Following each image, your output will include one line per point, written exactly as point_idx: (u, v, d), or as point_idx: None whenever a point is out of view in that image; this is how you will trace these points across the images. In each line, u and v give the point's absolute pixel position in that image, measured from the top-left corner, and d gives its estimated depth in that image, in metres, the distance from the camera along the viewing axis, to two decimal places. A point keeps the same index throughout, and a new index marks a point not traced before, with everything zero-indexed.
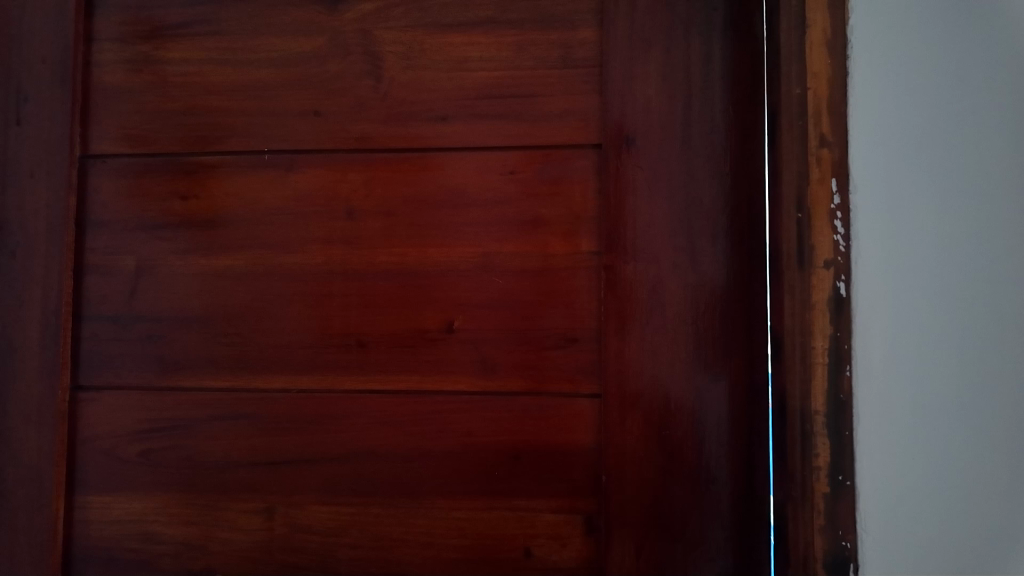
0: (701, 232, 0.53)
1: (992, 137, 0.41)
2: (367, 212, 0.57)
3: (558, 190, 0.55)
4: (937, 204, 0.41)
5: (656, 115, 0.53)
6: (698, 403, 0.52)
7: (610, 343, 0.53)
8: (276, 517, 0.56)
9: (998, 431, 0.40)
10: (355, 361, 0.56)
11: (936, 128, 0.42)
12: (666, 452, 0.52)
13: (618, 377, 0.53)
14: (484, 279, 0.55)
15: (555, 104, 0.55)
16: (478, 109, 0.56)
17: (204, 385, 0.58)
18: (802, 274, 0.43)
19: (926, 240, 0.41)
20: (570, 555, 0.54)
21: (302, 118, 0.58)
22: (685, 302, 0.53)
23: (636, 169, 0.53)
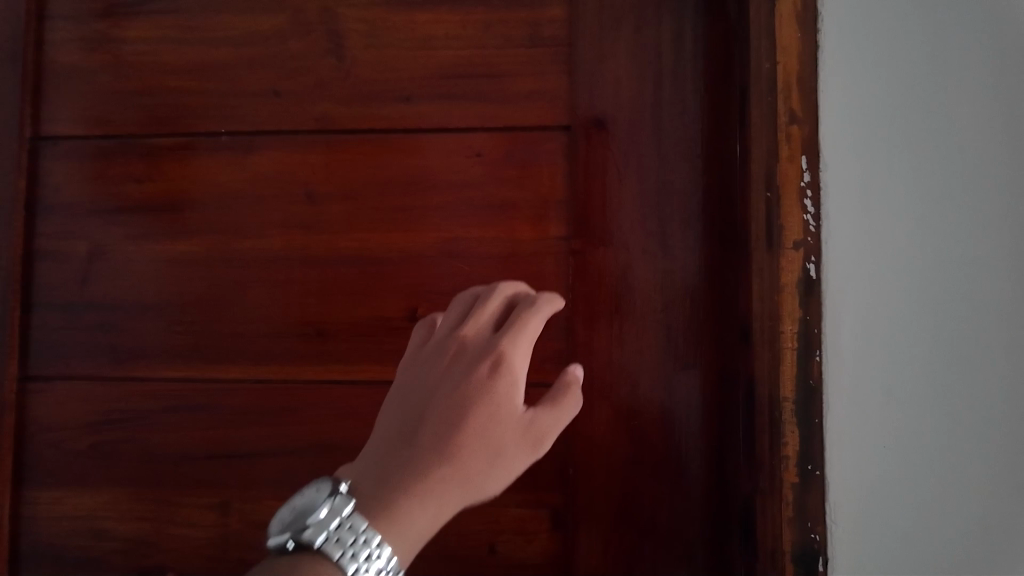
0: (672, 216, 0.51)
1: (975, 114, 0.39)
2: (328, 195, 0.55)
3: (526, 173, 0.53)
4: (913, 182, 0.40)
5: (626, 96, 0.52)
6: (668, 393, 0.51)
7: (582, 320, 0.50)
8: (232, 513, 0.54)
9: (979, 422, 0.38)
10: (316, 350, 0.54)
11: (914, 103, 0.40)
12: (635, 443, 0.51)
13: (587, 366, 0.51)
14: (449, 266, 0.53)
15: (522, 85, 0.53)
16: (444, 90, 0.54)
17: (159, 375, 0.56)
18: (771, 256, 0.41)
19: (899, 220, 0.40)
20: (536, 552, 0.51)
21: (262, 98, 0.56)
22: (655, 289, 0.51)
23: (605, 151, 0.52)
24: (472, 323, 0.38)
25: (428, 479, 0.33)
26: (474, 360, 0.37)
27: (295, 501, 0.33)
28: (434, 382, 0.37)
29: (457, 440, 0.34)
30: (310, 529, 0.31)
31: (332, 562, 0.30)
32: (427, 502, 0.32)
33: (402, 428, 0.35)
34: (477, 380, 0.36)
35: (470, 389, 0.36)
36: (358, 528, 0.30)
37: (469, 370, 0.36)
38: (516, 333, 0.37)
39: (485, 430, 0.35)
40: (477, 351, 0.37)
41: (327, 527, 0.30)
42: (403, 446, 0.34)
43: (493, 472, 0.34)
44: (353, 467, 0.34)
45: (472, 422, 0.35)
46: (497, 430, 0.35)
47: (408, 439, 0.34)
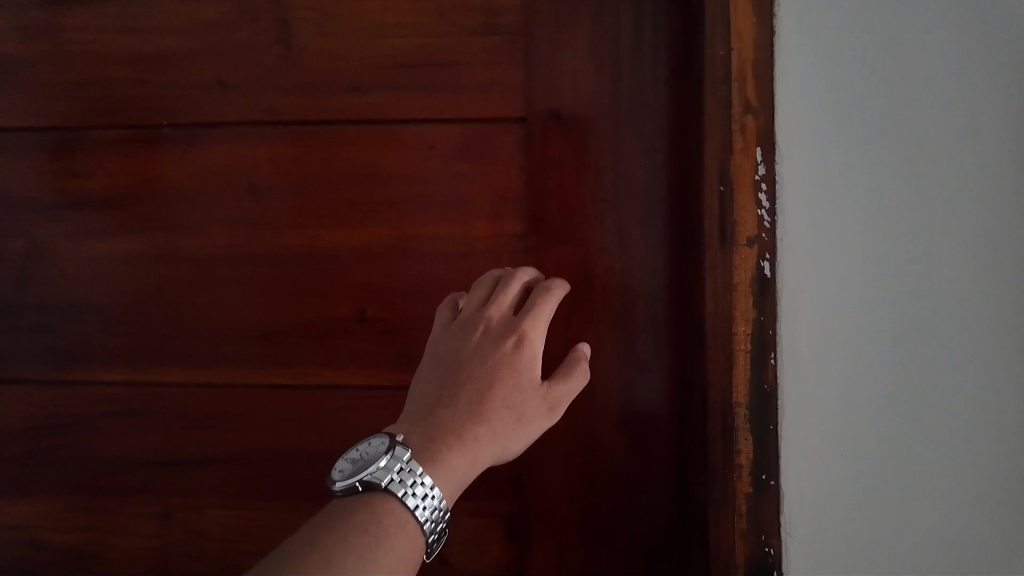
0: (632, 212, 0.49)
1: (958, 104, 0.36)
2: (274, 191, 0.52)
3: (481, 167, 0.51)
4: (885, 177, 0.37)
5: (584, 86, 0.49)
6: (627, 397, 0.48)
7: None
8: (174, 523, 0.52)
9: (950, 442, 0.36)
10: (262, 352, 0.52)
11: (889, 92, 0.37)
12: (592, 450, 0.49)
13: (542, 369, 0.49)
14: (402, 264, 0.51)
15: (477, 75, 0.51)
16: (396, 81, 0.52)
17: (97, 379, 0.53)
18: (724, 253, 0.39)
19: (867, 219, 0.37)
20: (489, 563, 0.49)
21: (207, 89, 0.53)
22: (614, 289, 0.49)
23: (563, 144, 0.50)
24: (495, 303, 0.40)
25: (467, 437, 0.35)
26: (497, 337, 0.39)
27: (347, 453, 0.35)
28: (463, 356, 0.39)
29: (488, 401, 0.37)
30: (374, 471, 0.33)
31: (396, 499, 0.32)
32: (463, 451, 0.35)
33: (438, 395, 0.38)
34: (505, 354, 0.38)
35: (498, 361, 0.38)
36: (420, 472, 0.33)
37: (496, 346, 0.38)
38: (537, 315, 0.39)
39: (508, 397, 0.37)
40: (501, 328, 0.39)
41: (392, 470, 0.33)
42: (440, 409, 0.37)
43: (519, 432, 0.37)
44: (398, 424, 0.37)
45: (499, 389, 0.37)
46: (519, 395, 0.37)
47: (442, 402, 0.37)
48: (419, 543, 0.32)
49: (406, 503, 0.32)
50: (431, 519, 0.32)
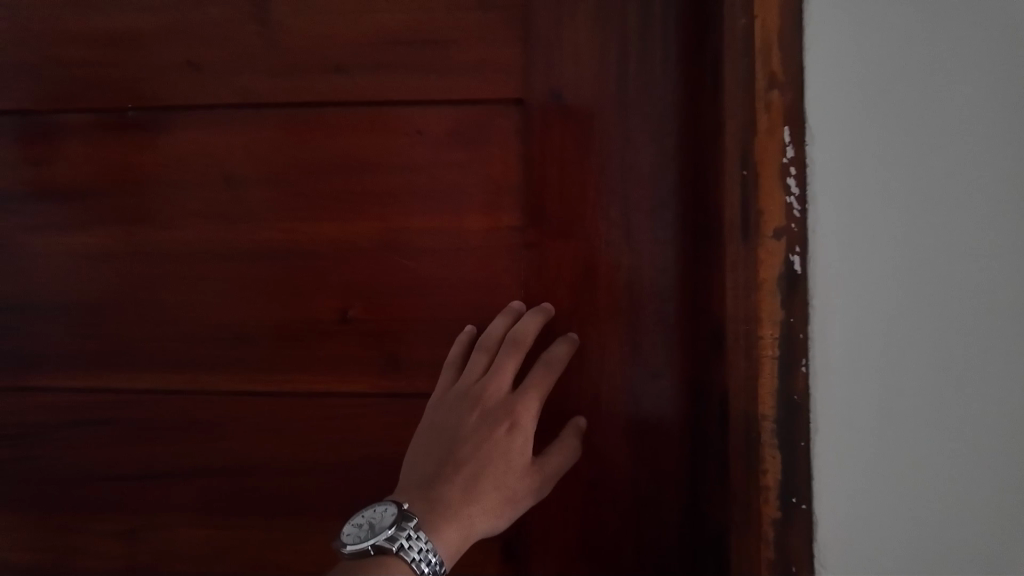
0: (640, 203, 0.44)
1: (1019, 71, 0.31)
2: (250, 180, 0.48)
3: (475, 155, 0.47)
4: (934, 154, 0.32)
5: (588, 65, 0.45)
6: (635, 406, 0.44)
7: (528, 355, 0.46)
8: (141, 541, 0.48)
9: (1005, 459, 0.31)
10: (235, 357, 0.48)
11: (942, 54, 0.32)
12: (596, 464, 0.44)
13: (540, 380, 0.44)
14: (388, 260, 0.47)
15: (471, 54, 0.47)
16: (382, 60, 0.48)
17: (59, 384, 0.49)
18: (746, 247, 0.35)
19: (914, 201, 0.32)
20: None
21: (176, 70, 0.49)
22: (620, 288, 0.44)
23: (565, 129, 0.45)
24: (493, 382, 0.42)
25: (460, 512, 0.39)
26: (494, 422, 0.41)
27: (355, 517, 0.38)
28: (463, 431, 0.41)
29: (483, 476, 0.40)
30: (385, 537, 0.36)
31: (404, 561, 0.36)
32: (458, 530, 0.38)
33: (437, 467, 0.40)
34: (502, 433, 0.41)
35: (495, 439, 0.41)
36: (424, 539, 0.37)
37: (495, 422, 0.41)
38: (533, 397, 0.41)
39: (499, 471, 0.40)
40: (500, 405, 0.42)
41: (401, 533, 0.37)
42: (438, 483, 0.40)
43: (507, 507, 0.40)
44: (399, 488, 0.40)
45: (494, 468, 0.40)
46: (511, 476, 0.40)
47: (441, 476, 0.40)
48: None
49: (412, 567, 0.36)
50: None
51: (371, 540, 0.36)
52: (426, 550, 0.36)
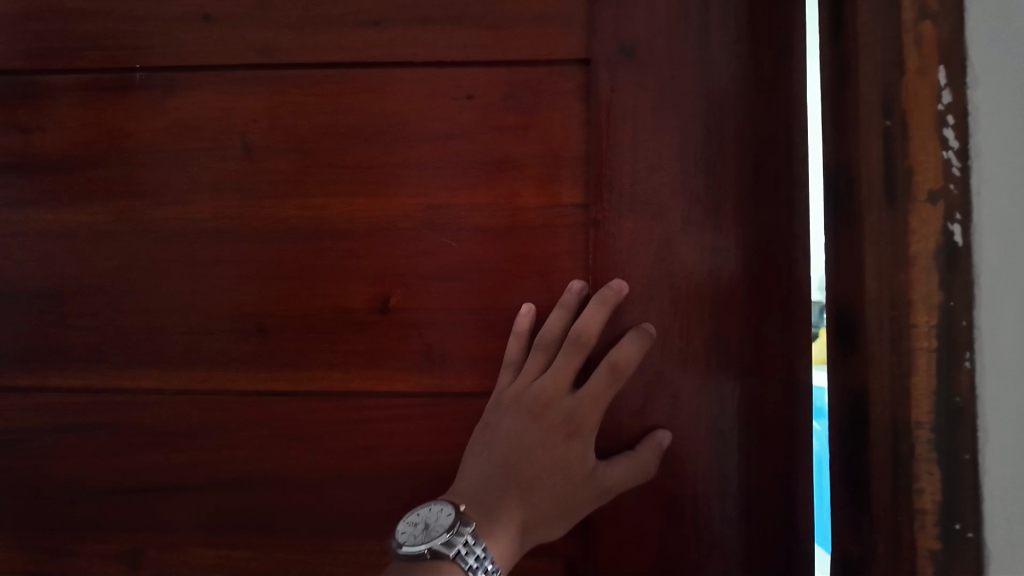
0: (724, 176, 0.39)
1: None
2: (270, 149, 0.42)
3: (530, 121, 0.41)
4: None
5: (663, 17, 0.39)
6: (720, 410, 0.39)
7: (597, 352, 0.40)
8: (146, 565, 0.42)
9: None
10: (254, 353, 0.41)
11: None
12: (672, 475, 0.39)
13: (605, 374, 0.38)
14: (433, 241, 0.41)
15: (527, 6, 0.41)
16: (423, 11, 0.41)
17: (47, 385, 0.42)
18: (888, 217, 0.28)
19: None
20: None
21: (188, 24, 0.43)
22: (701, 274, 0.39)
23: (637, 91, 0.39)
24: (554, 387, 0.38)
25: (518, 517, 0.37)
26: (552, 428, 0.38)
27: (409, 517, 0.37)
28: (525, 436, 0.38)
29: (542, 486, 0.38)
30: (442, 541, 0.35)
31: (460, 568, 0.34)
32: (508, 537, 0.37)
33: (496, 471, 0.38)
34: (564, 443, 0.38)
35: (555, 449, 0.38)
36: (482, 547, 0.35)
37: (556, 430, 0.38)
38: (597, 408, 0.38)
39: (559, 484, 0.38)
40: (562, 412, 0.38)
41: (459, 540, 0.35)
42: (497, 486, 0.38)
43: (564, 519, 0.38)
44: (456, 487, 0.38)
45: (548, 475, 0.38)
46: (569, 484, 0.38)
47: (500, 480, 0.38)
48: None
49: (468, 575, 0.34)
50: None
51: (427, 543, 0.35)
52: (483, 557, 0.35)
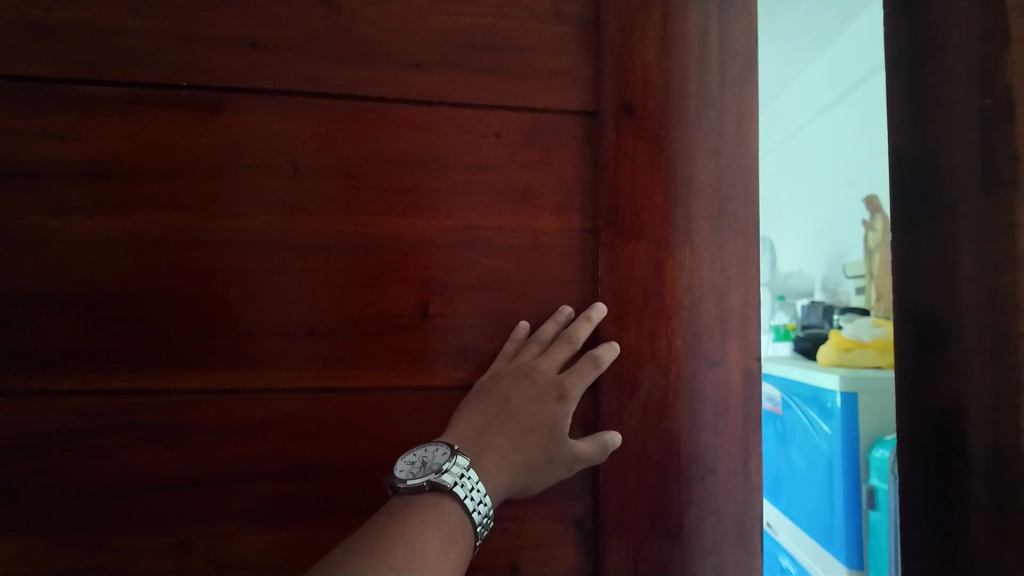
0: (700, 210, 0.49)
1: None
2: (318, 170, 0.46)
3: (549, 158, 0.49)
4: None
5: (656, 81, 0.49)
6: (697, 393, 0.49)
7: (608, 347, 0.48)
8: (196, 554, 0.44)
9: None
10: (304, 353, 0.46)
11: None
12: (664, 445, 0.48)
13: (591, 362, 0.46)
14: (466, 256, 0.48)
15: (546, 63, 0.49)
16: (458, 59, 0.48)
17: (90, 388, 0.43)
18: (992, 189, 0.38)
19: None
20: (561, 567, 0.48)
21: (236, 49, 0.46)
22: (685, 287, 0.49)
23: (636, 139, 0.49)
24: (546, 362, 0.45)
25: (506, 464, 0.42)
26: (545, 390, 0.44)
27: (407, 457, 0.42)
28: (519, 398, 0.44)
29: (527, 442, 0.44)
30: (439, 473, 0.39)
31: (454, 496, 0.39)
32: (497, 480, 0.42)
33: (488, 425, 0.44)
34: (553, 407, 0.44)
35: (545, 411, 0.44)
36: (473, 480, 0.40)
37: (547, 397, 0.44)
38: (581, 383, 0.45)
39: (543, 441, 0.44)
40: (551, 381, 0.45)
41: (453, 473, 0.39)
42: (489, 437, 0.43)
43: (543, 474, 0.44)
44: (450, 436, 0.43)
45: (532, 431, 0.44)
46: (549, 444, 0.44)
47: (490, 432, 0.43)
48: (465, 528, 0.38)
49: (463, 504, 0.39)
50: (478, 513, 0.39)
51: (426, 477, 0.39)
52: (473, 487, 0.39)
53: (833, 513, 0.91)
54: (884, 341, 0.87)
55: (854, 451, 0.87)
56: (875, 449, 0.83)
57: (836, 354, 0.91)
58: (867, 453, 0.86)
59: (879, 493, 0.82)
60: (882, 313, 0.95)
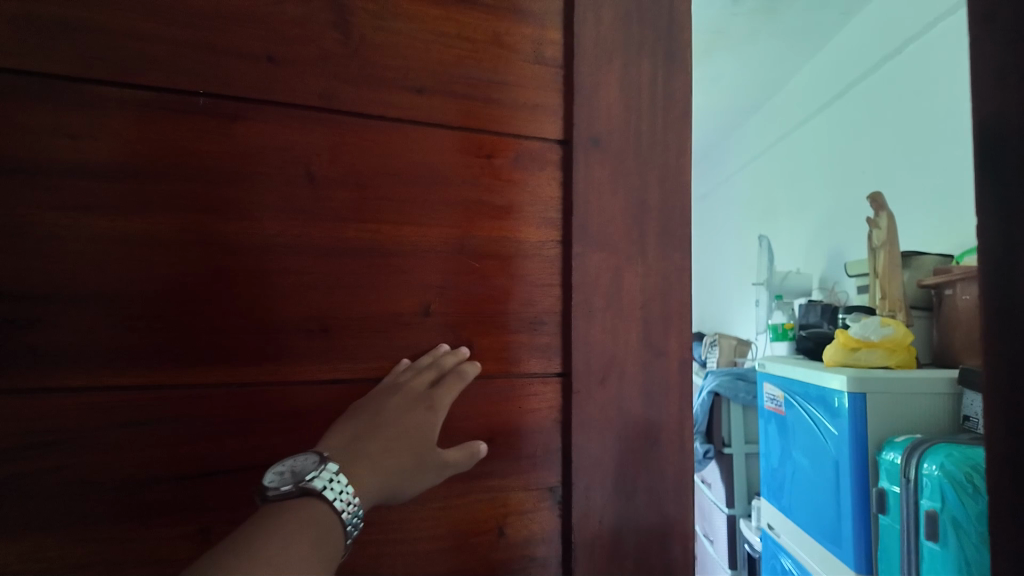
0: (651, 228, 0.60)
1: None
2: (331, 180, 0.51)
3: (530, 179, 0.57)
4: None
5: (616, 120, 0.59)
6: (649, 378, 0.59)
7: (577, 343, 0.56)
8: (216, 538, 0.47)
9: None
10: (317, 349, 0.50)
11: None
12: (623, 421, 0.58)
13: (455, 377, 0.51)
14: (462, 262, 0.54)
15: (528, 97, 0.57)
16: (454, 88, 0.55)
17: (109, 384, 0.45)
18: None
19: None
20: (539, 528, 0.56)
21: (252, 62, 0.49)
22: (639, 290, 0.59)
23: (602, 166, 0.58)
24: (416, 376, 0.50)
25: (382, 467, 0.45)
26: (416, 401, 0.49)
27: (276, 467, 0.43)
28: (391, 408, 0.47)
29: (399, 446, 0.47)
30: (308, 479, 0.41)
31: (321, 499, 0.41)
32: (373, 482, 0.44)
33: (363, 432, 0.46)
34: (421, 414, 0.48)
35: (414, 419, 0.48)
36: (343, 483, 0.42)
37: (415, 406, 0.48)
38: (449, 393, 0.50)
39: (413, 446, 0.47)
40: (420, 392, 0.49)
41: (323, 476, 0.42)
42: (365, 443, 0.45)
43: (414, 476, 0.47)
44: (324, 445, 0.45)
45: (406, 435, 0.47)
46: (421, 446, 0.47)
47: (364, 439, 0.46)
48: (337, 527, 0.41)
49: (332, 505, 0.41)
50: (347, 510, 0.41)
51: (295, 483, 0.41)
52: (343, 488, 0.42)
53: (843, 514, 1.08)
54: (890, 341, 1.10)
55: (862, 450, 1.05)
56: (886, 452, 0.99)
57: (846, 353, 1.15)
58: (873, 453, 1.04)
59: (890, 498, 0.98)
60: (886, 311, 1.18)
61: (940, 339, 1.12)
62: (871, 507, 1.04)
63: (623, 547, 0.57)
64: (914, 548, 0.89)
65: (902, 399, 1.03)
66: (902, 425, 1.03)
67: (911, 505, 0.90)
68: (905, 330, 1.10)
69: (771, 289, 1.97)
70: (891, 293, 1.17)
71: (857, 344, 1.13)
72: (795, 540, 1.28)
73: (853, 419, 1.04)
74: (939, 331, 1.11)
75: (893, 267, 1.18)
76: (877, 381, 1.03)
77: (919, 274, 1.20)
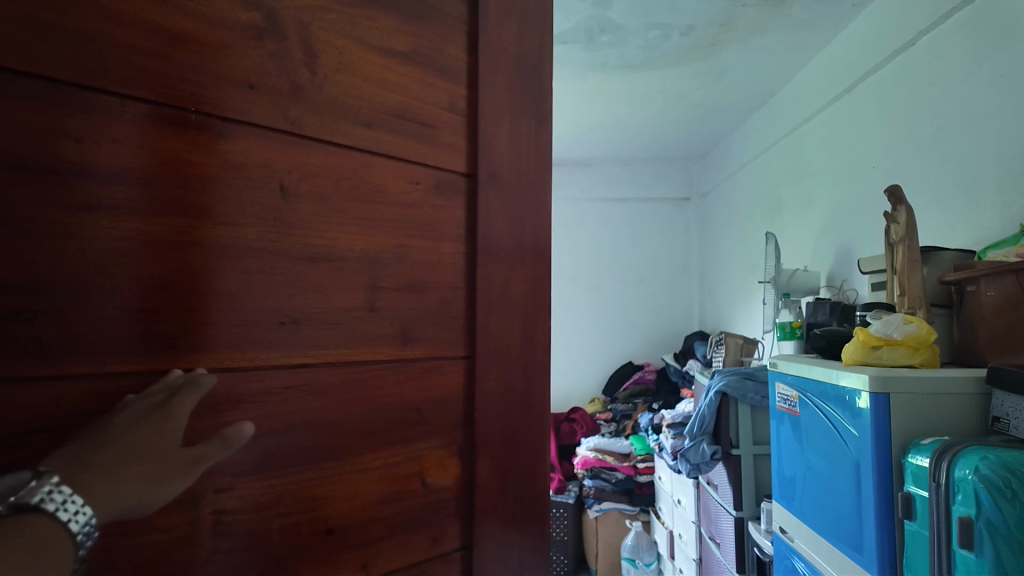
0: (528, 245, 0.80)
1: None
2: (300, 194, 0.60)
3: (446, 202, 0.72)
4: None
5: (506, 162, 0.78)
6: (525, 358, 0.79)
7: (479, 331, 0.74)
8: (203, 505, 0.53)
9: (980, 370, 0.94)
10: (286, 338, 0.58)
11: None
12: (509, 390, 0.77)
13: (185, 388, 0.49)
14: (400, 266, 0.67)
15: (445, 138, 0.73)
16: (393, 125, 0.67)
17: (105, 371, 0.48)
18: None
19: None
20: (450, 476, 0.72)
21: (236, 87, 0.56)
22: (520, 292, 0.78)
23: (497, 197, 0.76)
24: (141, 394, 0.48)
25: (115, 480, 0.43)
26: (146, 414, 0.47)
27: None
28: (121, 422, 0.45)
29: (136, 457, 0.44)
30: (21, 497, 0.39)
31: (44, 514, 0.39)
32: (104, 493, 0.42)
33: (91, 447, 0.43)
34: (160, 424, 0.47)
35: (145, 430, 0.46)
36: (65, 496, 0.40)
37: (150, 417, 0.47)
38: (183, 404, 0.48)
39: (153, 455, 0.45)
40: (145, 407, 0.47)
41: (41, 491, 0.40)
42: (94, 459, 0.43)
43: (156, 485, 0.45)
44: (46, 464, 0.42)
45: (142, 446, 0.45)
46: (160, 455, 0.46)
47: (94, 455, 0.43)
48: (62, 536, 0.40)
49: (55, 517, 0.40)
50: (75, 518, 0.40)
51: (6, 503, 0.39)
52: (67, 500, 0.40)
53: (867, 519, 1.07)
54: (915, 340, 1.14)
55: (884, 452, 1.05)
56: (909, 455, 1.00)
57: (866, 352, 1.18)
58: (897, 456, 1.05)
59: (917, 503, 0.98)
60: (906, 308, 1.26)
61: (958, 339, 1.21)
62: (895, 507, 1.04)
63: (506, 486, 0.76)
64: (946, 556, 0.90)
65: (919, 401, 1.05)
66: (925, 429, 1.05)
67: (942, 511, 0.91)
68: (927, 329, 1.14)
69: (781, 286, 2.21)
70: (911, 291, 1.26)
71: (878, 343, 1.16)
72: (806, 541, 1.30)
73: (873, 421, 1.06)
74: (961, 330, 1.21)
75: (912, 266, 1.26)
76: (899, 380, 1.05)
77: (938, 270, 1.32)
